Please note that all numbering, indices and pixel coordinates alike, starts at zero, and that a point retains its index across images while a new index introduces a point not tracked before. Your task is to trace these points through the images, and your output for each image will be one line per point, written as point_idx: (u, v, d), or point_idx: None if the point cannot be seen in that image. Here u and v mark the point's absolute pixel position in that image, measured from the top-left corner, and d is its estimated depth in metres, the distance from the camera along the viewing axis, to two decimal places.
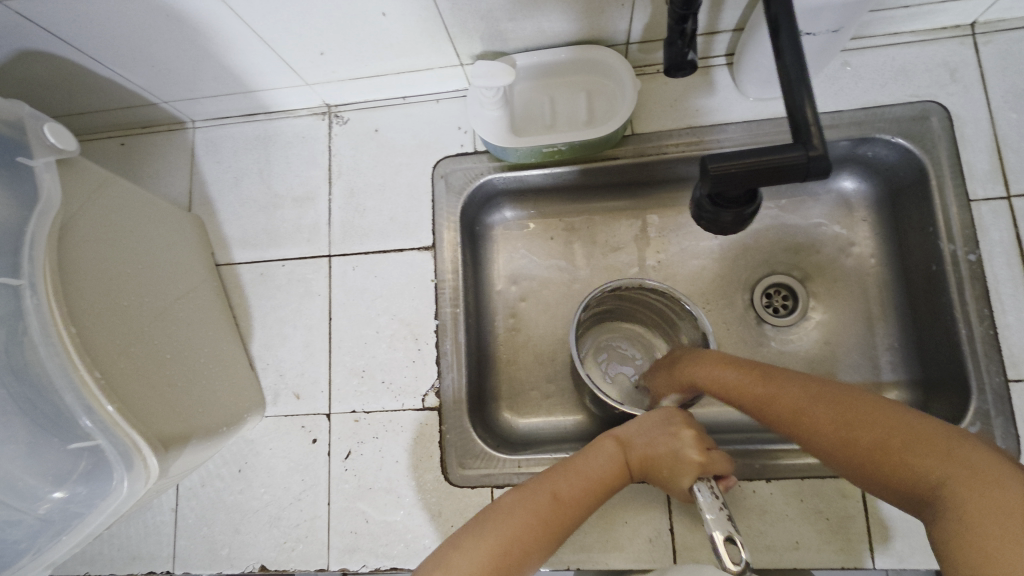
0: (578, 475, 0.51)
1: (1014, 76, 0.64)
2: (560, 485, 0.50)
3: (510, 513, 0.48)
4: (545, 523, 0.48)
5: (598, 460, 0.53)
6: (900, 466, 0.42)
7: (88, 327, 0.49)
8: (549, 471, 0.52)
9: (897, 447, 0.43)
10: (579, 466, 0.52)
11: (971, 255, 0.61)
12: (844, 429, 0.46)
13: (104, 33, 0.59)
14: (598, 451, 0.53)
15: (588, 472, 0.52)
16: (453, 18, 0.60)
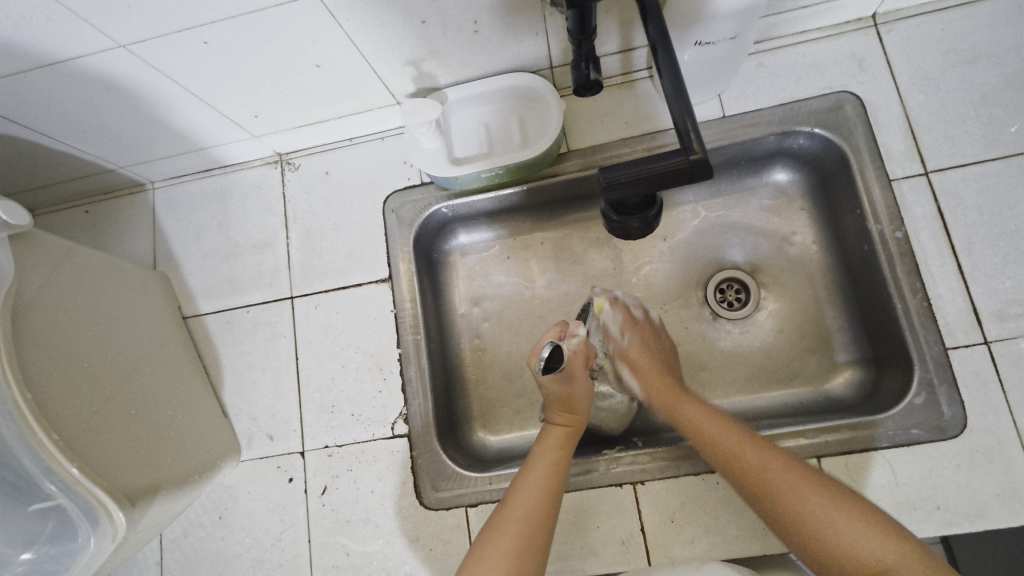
0: (542, 474, 0.56)
1: (918, 59, 0.67)
2: (532, 492, 0.54)
3: (498, 538, 0.51)
4: (535, 523, 0.52)
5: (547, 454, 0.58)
6: (822, 531, 0.46)
7: (49, 390, 0.51)
8: (513, 487, 0.55)
9: (819, 509, 0.47)
10: (535, 468, 0.57)
11: (897, 232, 0.64)
12: (768, 475, 0.50)
13: (52, 111, 0.62)
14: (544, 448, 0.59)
15: (544, 468, 0.57)
16: (380, 62, 0.63)
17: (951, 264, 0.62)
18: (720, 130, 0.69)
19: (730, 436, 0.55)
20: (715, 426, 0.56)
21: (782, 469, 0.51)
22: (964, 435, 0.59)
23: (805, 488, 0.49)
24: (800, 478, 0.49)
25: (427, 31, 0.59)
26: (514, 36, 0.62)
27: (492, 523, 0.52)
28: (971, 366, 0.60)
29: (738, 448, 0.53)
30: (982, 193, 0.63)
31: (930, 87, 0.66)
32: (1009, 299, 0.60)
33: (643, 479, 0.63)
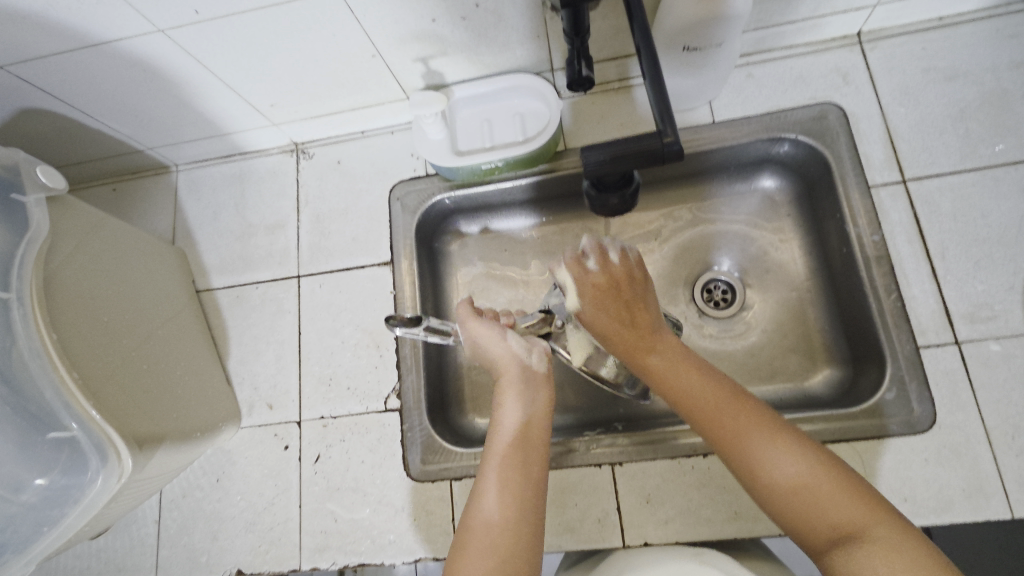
0: (510, 447, 0.51)
1: (900, 75, 0.71)
2: (507, 470, 0.49)
3: (476, 538, 0.46)
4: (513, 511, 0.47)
5: (507, 427, 0.53)
6: (797, 489, 0.46)
7: (69, 336, 0.55)
8: (479, 475, 0.50)
9: (788, 470, 0.47)
10: (496, 449, 0.51)
11: (874, 236, 0.67)
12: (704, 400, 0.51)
13: (92, 90, 0.68)
14: (500, 424, 0.54)
15: (507, 448, 0.51)
16: (393, 57, 0.68)
17: (926, 267, 0.65)
18: (709, 135, 0.73)
19: (700, 392, 0.52)
20: (678, 374, 0.53)
21: (758, 425, 0.49)
22: (932, 431, 0.61)
23: (780, 450, 0.47)
24: (777, 437, 0.48)
25: (436, 29, 0.64)
26: (517, 37, 0.67)
27: (467, 520, 0.48)
28: (941, 365, 0.62)
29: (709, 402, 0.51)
30: (957, 202, 0.66)
31: (910, 102, 0.70)
32: (980, 302, 0.63)
33: (622, 460, 0.65)
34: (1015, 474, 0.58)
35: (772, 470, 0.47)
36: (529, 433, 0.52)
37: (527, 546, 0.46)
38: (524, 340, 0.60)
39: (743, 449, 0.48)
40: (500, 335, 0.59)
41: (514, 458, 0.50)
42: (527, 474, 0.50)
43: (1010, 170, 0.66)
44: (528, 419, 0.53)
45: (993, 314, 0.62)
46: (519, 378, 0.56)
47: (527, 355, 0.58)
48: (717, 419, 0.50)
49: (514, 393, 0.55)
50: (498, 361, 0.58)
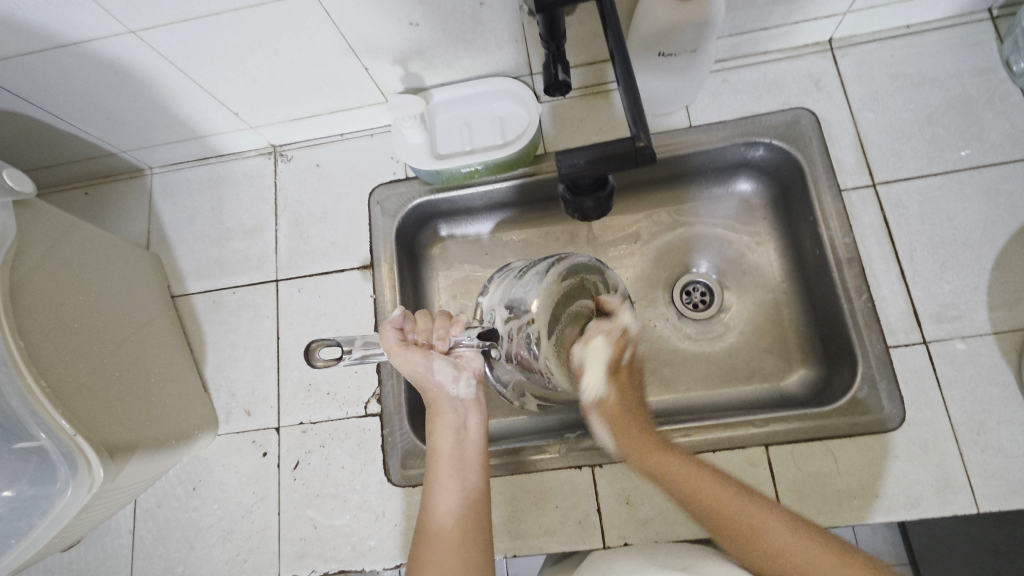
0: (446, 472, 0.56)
1: (869, 81, 0.73)
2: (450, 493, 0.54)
3: (434, 535, 0.52)
4: (463, 518, 0.53)
5: (444, 434, 0.58)
6: (785, 556, 0.49)
7: (38, 343, 0.55)
8: (429, 480, 0.56)
9: (796, 553, 0.49)
10: (441, 458, 0.57)
11: (846, 238, 0.68)
12: (699, 490, 0.55)
13: (62, 92, 0.66)
14: (438, 432, 0.58)
15: (451, 457, 0.57)
16: (371, 60, 0.68)
17: (895, 268, 0.67)
18: (686, 139, 0.74)
19: (697, 476, 0.56)
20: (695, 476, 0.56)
21: (761, 512, 0.52)
22: (902, 428, 0.62)
23: (780, 530, 0.50)
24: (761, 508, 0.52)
25: (415, 33, 0.64)
26: (495, 41, 0.68)
27: (425, 525, 0.53)
28: (911, 364, 0.64)
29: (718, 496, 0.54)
30: (924, 204, 0.68)
31: (880, 108, 0.72)
32: (946, 302, 0.65)
33: (602, 462, 0.66)
34: (980, 468, 0.60)
35: (758, 538, 0.50)
36: (468, 450, 0.58)
37: (480, 549, 0.51)
38: (453, 366, 0.60)
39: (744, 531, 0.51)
40: (427, 368, 0.59)
41: (459, 460, 0.56)
42: (471, 476, 0.56)
43: (975, 174, 0.68)
44: (465, 424, 0.59)
45: (959, 314, 0.64)
46: (448, 398, 0.60)
47: (456, 384, 0.60)
48: (719, 504, 0.53)
49: (445, 419, 0.59)
50: (427, 386, 0.60)
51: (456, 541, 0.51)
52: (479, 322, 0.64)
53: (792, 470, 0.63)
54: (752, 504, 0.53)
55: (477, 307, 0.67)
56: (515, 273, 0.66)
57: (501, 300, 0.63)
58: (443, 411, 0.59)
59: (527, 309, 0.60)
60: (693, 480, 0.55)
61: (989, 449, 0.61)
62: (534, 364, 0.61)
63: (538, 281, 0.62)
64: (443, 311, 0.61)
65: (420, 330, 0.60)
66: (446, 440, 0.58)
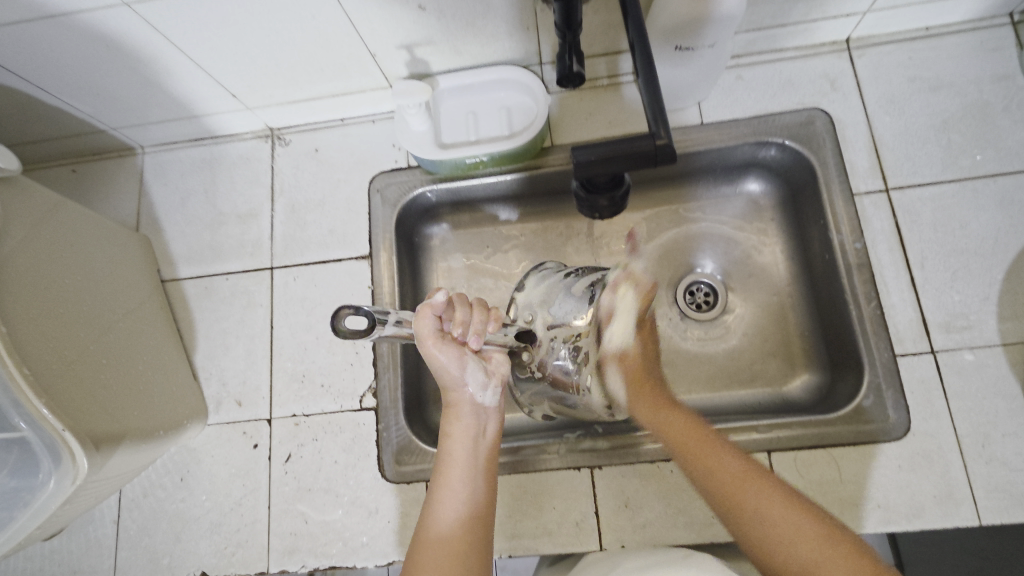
0: (457, 475, 0.55)
1: (886, 83, 0.71)
2: (458, 498, 0.53)
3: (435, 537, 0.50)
4: (466, 525, 0.52)
5: (459, 440, 0.57)
6: (788, 547, 0.45)
7: (22, 328, 0.52)
8: (438, 481, 0.55)
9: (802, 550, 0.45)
10: (454, 463, 0.55)
11: (856, 243, 0.67)
12: (710, 464, 0.52)
13: (50, 65, 0.63)
14: (455, 438, 0.57)
15: (465, 463, 0.55)
16: (375, 42, 0.65)
17: (905, 276, 0.66)
18: (697, 136, 0.72)
19: (717, 456, 0.53)
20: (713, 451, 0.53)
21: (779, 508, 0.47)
22: (906, 438, 0.61)
23: (781, 512, 0.47)
24: (773, 491, 0.49)
25: (423, 16, 0.62)
26: (506, 29, 0.65)
27: (427, 525, 0.52)
28: (917, 374, 0.63)
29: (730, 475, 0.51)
30: (937, 212, 0.67)
31: (895, 111, 0.70)
32: (956, 312, 0.64)
33: (601, 463, 0.65)
34: (983, 481, 0.60)
35: (766, 520, 0.47)
36: (483, 457, 0.56)
37: (481, 554, 0.50)
38: (483, 373, 0.58)
39: (743, 508, 0.49)
40: (459, 367, 0.56)
41: (472, 466, 0.55)
42: (482, 482, 0.55)
43: (989, 182, 0.67)
44: (484, 430, 0.58)
45: (968, 324, 0.63)
46: (471, 404, 0.58)
47: (483, 391, 0.58)
48: (730, 483, 0.50)
49: (464, 425, 0.57)
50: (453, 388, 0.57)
51: (457, 545, 0.50)
52: (513, 319, 0.65)
53: (793, 477, 0.62)
54: (759, 484, 0.50)
55: (511, 304, 0.68)
56: (559, 277, 0.67)
57: (542, 299, 0.65)
58: (462, 416, 0.58)
59: (572, 324, 0.63)
60: (708, 456, 0.53)
61: (992, 462, 0.60)
62: (563, 379, 0.63)
63: (585, 297, 0.63)
64: (480, 302, 0.58)
65: (457, 321, 0.55)
66: (463, 446, 0.56)
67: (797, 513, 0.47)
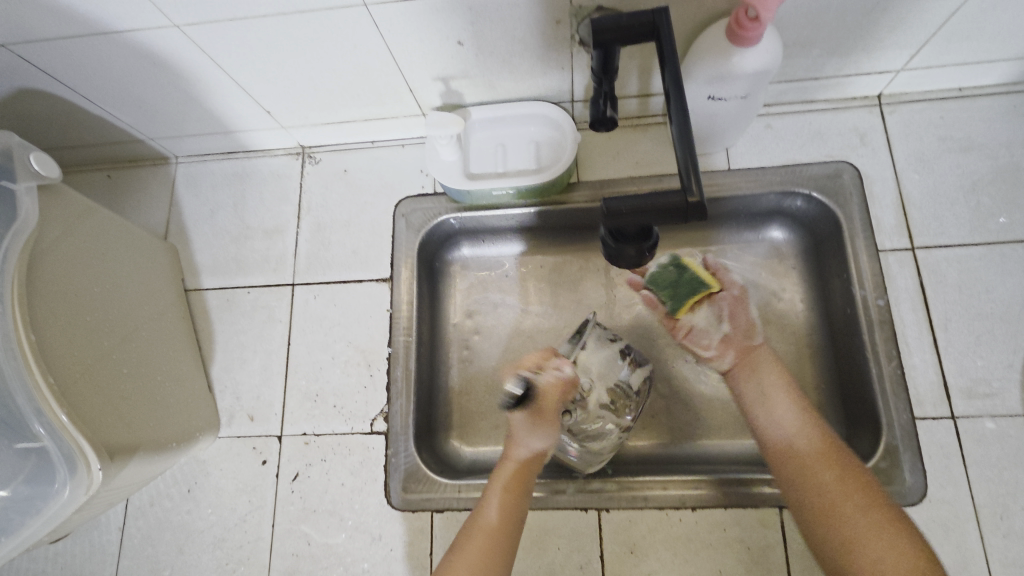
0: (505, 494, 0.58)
1: (916, 141, 0.71)
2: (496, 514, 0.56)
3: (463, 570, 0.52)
4: (488, 556, 0.54)
5: (510, 469, 0.60)
6: (874, 567, 0.46)
7: (50, 337, 0.54)
8: (485, 493, 0.58)
9: (890, 569, 0.46)
10: (501, 482, 0.59)
11: (879, 300, 0.66)
12: (818, 472, 0.53)
13: (98, 77, 0.65)
14: (509, 463, 0.60)
15: (512, 487, 0.58)
16: (412, 74, 0.66)
17: (928, 337, 0.65)
18: (724, 182, 0.73)
19: (823, 465, 0.53)
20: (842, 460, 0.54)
21: (867, 518, 0.49)
22: (922, 504, 0.60)
23: (880, 536, 0.48)
24: (872, 513, 0.49)
25: (461, 51, 0.63)
26: (541, 68, 0.66)
27: (467, 529, 0.56)
28: (936, 439, 0.62)
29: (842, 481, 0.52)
30: (963, 273, 0.66)
31: (925, 170, 0.70)
32: (978, 378, 0.63)
33: (608, 506, 0.64)
34: (1000, 554, 0.58)
35: (863, 540, 0.48)
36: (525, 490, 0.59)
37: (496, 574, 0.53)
38: (551, 435, 0.62)
39: (836, 516, 0.50)
40: (534, 420, 0.61)
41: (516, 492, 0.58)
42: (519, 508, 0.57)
43: (1017, 248, 0.66)
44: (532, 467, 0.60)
45: (990, 391, 0.63)
46: (530, 444, 0.61)
47: (540, 443, 0.61)
48: (838, 497, 0.51)
49: (520, 457, 0.60)
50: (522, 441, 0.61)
51: (482, 558, 0.53)
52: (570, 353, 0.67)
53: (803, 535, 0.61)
54: (856, 500, 0.50)
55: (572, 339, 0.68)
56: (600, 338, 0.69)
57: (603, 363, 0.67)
58: (519, 447, 0.61)
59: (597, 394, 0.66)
60: (830, 459, 0.53)
61: (1010, 535, 0.59)
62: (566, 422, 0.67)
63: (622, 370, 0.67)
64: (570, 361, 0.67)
65: (548, 374, 0.64)
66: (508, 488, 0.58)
67: (888, 527, 0.48)
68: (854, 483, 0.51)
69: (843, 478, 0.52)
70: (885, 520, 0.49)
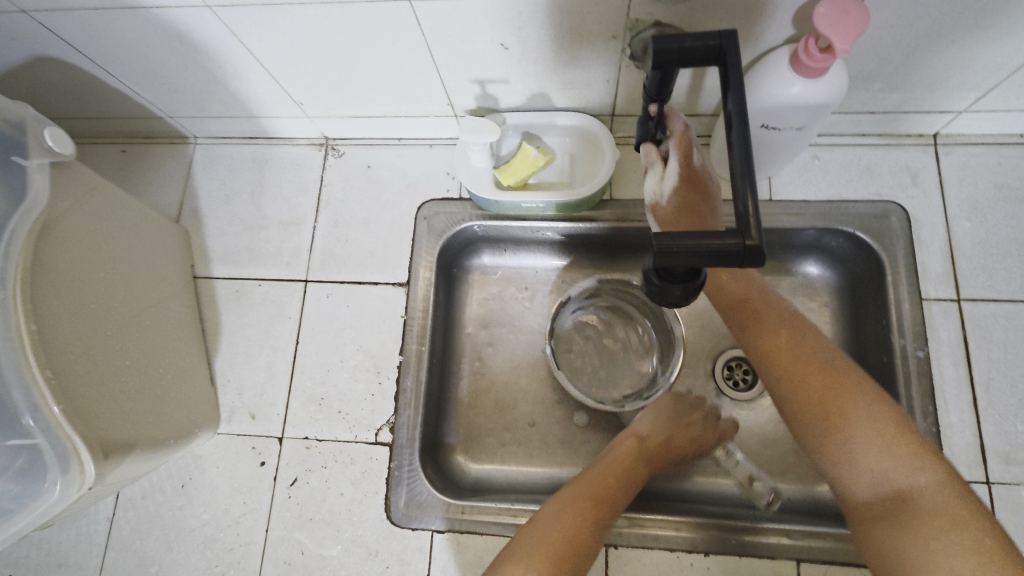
0: (610, 476, 0.59)
1: (970, 187, 0.68)
2: (598, 485, 0.58)
3: (552, 509, 0.56)
4: (582, 522, 0.55)
5: (621, 458, 0.61)
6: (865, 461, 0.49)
7: (53, 325, 0.51)
8: (594, 467, 0.61)
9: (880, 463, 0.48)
10: (611, 465, 0.61)
11: (919, 351, 0.63)
12: (801, 380, 0.54)
13: (122, 52, 0.62)
14: (625, 452, 0.62)
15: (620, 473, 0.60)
16: (450, 74, 0.63)
17: (967, 396, 0.62)
18: (764, 211, 0.69)
19: (805, 370, 0.54)
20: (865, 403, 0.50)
21: (859, 408, 0.50)
22: None
23: (869, 429, 0.49)
24: (860, 402, 0.50)
25: (505, 56, 0.60)
26: (585, 78, 0.63)
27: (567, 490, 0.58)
28: None
29: (846, 413, 0.51)
30: (1010, 331, 0.63)
31: (978, 218, 0.67)
32: (1018, 444, 0.60)
33: (617, 543, 0.62)
34: None
35: (851, 438, 0.50)
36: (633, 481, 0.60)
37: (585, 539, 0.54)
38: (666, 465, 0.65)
39: (820, 415, 0.52)
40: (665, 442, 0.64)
41: (623, 482, 0.59)
42: (624, 492, 0.59)
43: None
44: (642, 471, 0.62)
45: None
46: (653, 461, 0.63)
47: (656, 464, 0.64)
48: (823, 397, 0.52)
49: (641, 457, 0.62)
50: (657, 431, 0.64)
51: (573, 520, 0.55)
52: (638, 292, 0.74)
53: None
54: (844, 392, 0.51)
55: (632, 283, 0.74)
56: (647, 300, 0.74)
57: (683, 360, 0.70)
58: (647, 449, 0.63)
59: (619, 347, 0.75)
60: (806, 363, 0.54)
61: None
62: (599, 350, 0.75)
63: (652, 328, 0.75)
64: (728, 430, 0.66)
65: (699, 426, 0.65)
66: (622, 454, 0.62)
67: (881, 418, 0.49)
68: (843, 381, 0.52)
69: (826, 376, 0.53)
70: (875, 409, 0.50)
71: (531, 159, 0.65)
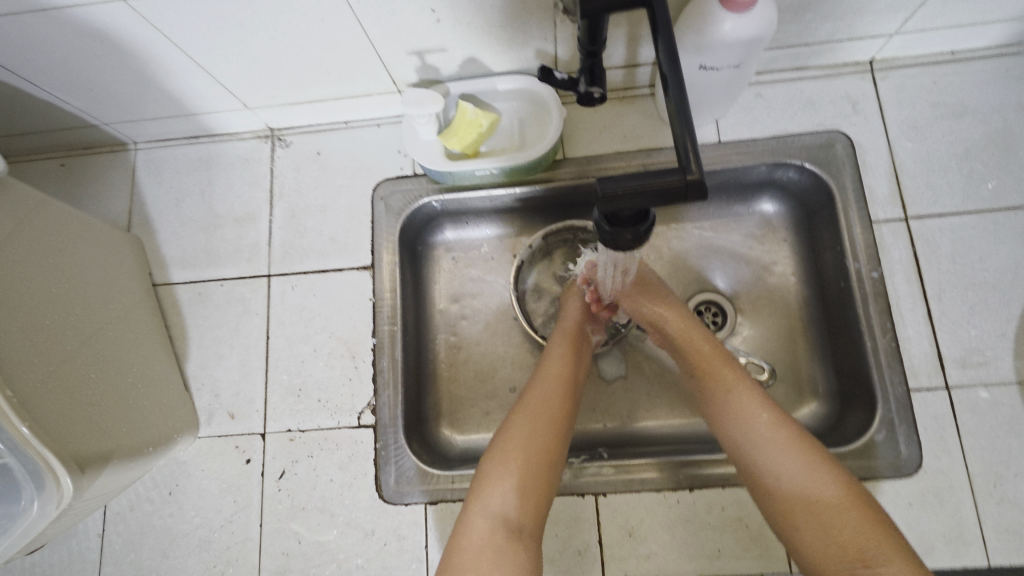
0: (556, 380, 0.58)
1: (908, 108, 0.69)
2: (551, 384, 0.58)
3: (514, 440, 0.53)
4: (538, 438, 0.54)
5: (557, 358, 0.60)
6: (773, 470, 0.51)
7: (7, 347, 0.50)
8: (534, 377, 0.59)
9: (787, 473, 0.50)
10: (551, 371, 0.59)
11: (874, 272, 0.65)
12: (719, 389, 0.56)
13: (42, 59, 0.60)
14: (558, 346, 0.62)
15: (563, 373, 0.59)
16: (385, 48, 0.62)
17: (922, 309, 0.64)
18: (714, 154, 0.70)
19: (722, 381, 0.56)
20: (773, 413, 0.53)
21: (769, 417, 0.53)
22: (918, 475, 0.60)
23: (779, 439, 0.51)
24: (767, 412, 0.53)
25: (439, 23, 0.59)
26: (522, 39, 0.62)
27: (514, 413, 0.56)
28: (931, 410, 0.62)
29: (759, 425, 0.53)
30: (956, 243, 0.65)
31: (918, 137, 0.69)
32: (972, 348, 0.63)
33: (605, 491, 0.64)
34: (994, 521, 0.59)
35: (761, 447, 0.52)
36: (578, 369, 0.61)
37: (549, 445, 0.54)
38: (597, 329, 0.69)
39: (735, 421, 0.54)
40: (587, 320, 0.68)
41: (568, 377, 0.59)
42: (573, 387, 0.59)
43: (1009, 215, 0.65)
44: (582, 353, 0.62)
45: (984, 361, 0.62)
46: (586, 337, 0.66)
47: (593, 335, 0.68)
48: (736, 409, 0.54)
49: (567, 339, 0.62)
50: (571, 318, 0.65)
51: (536, 437, 0.54)
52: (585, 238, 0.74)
53: None
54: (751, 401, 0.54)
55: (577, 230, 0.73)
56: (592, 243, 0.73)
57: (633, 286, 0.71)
58: (574, 332, 0.63)
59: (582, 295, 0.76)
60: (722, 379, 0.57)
61: (1004, 502, 0.59)
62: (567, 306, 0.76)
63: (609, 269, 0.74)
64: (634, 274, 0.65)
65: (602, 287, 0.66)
66: (559, 351, 0.61)
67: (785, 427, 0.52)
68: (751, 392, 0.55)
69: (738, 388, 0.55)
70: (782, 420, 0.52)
71: (470, 117, 0.65)
